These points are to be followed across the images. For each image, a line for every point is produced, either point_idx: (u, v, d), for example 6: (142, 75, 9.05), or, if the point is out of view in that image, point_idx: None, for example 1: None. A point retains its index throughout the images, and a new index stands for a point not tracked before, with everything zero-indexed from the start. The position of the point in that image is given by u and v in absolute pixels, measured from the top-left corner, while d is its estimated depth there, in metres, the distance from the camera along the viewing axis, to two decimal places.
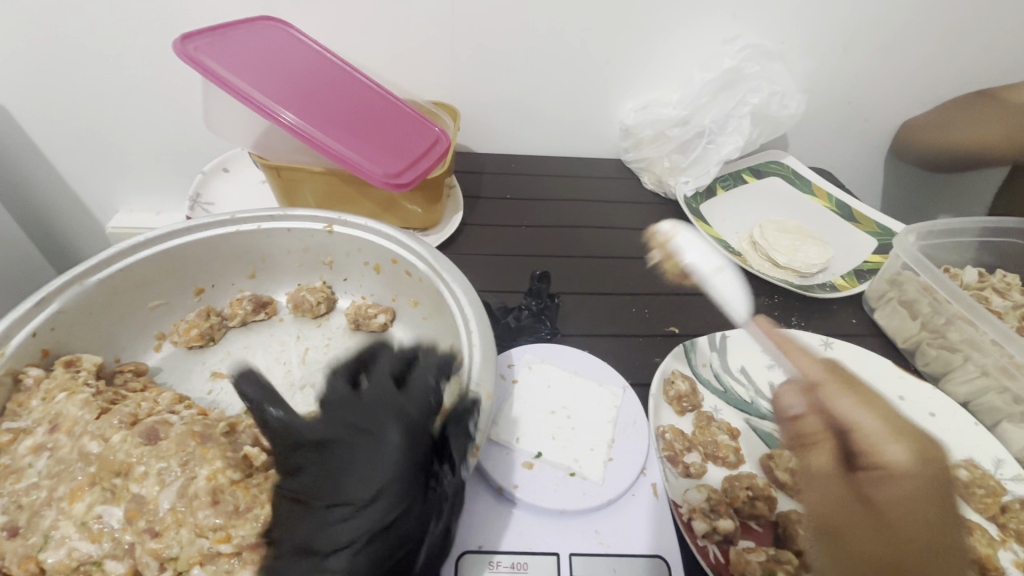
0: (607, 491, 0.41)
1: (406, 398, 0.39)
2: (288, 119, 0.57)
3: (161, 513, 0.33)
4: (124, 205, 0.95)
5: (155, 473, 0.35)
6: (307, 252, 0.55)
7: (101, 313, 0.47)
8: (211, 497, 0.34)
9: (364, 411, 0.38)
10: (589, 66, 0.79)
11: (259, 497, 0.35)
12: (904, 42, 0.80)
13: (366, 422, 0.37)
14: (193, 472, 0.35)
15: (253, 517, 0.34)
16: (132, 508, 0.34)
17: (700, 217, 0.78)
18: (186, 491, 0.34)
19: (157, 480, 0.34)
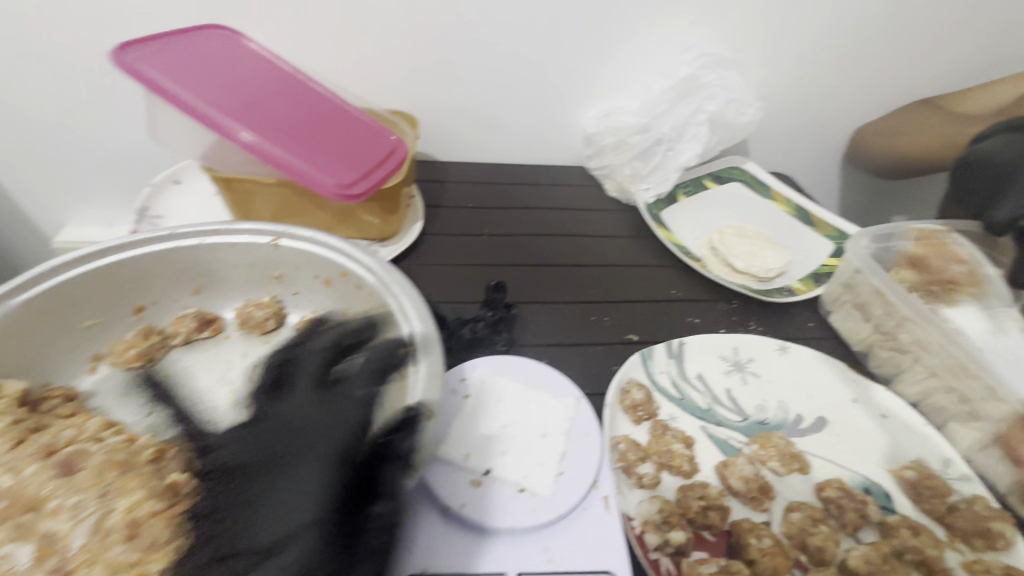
0: (556, 507, 0.40)
1: (331, 413, 0.39)
2: (248, 138, 0.56)
3: (71, 551, 0.32)
4: (74, 219, 0.91)
5: (68, 508, 0.33)
6: (254, 266, 0.54)
7: (28, 336, 0.45)
8: (127, 532, 0.33)
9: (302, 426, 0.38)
10: (549, 74, 0.79)
11: (180, 528, 0.33)
12: (856, 50, 0.82)
13: (281, 445, 0.37)
14: (109, 505, 0.34)
15: (172, 549, 0.32)
16: (42, 546, 0.32)
17: (661, 223, 0.79)
18: (100, 525, 0.33)
19: (69, 515, 0.33)
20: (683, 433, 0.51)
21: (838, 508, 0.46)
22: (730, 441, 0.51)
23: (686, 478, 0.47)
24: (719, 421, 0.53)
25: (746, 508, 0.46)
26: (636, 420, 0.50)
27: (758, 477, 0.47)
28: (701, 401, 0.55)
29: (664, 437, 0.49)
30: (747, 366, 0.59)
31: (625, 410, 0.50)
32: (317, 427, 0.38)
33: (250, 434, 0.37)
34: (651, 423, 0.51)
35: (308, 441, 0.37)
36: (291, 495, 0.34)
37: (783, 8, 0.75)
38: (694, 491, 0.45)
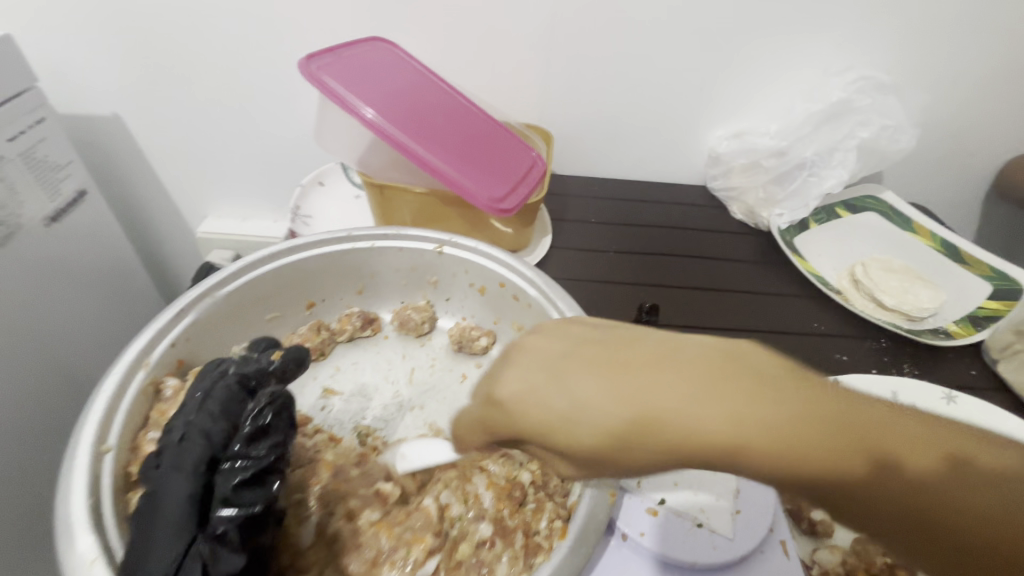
0: (737, 547, 0.39)
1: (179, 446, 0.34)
2: (371, 116, 0.58)
3: (305, 549, 0.37)
4: (214, 211, 0.98)
5: (295, 510, 0.39)
6: (414, 270, 0.56)
7: (226, 324, 0.48)
8: (355, 539, 0.38)
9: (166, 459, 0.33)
10: (685, 90, 0.78)
11: (401, 538, 0.38)
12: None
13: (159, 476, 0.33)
14: (332, 509, 0.39)
15: (397, 560, 0.37)
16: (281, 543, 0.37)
17: (796, 251, 0.75)
18: (326, 530, 0.38)
19: (297, 517, 0.39)
20: None
21: None
22: None
23: None
24: None
25: None
26: None
27: None
28: None
29: None
30: None
31: None
32: (182, 446, 0.34)
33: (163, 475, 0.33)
34: None
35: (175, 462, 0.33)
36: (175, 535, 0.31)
37: (945, 31, 0.71)
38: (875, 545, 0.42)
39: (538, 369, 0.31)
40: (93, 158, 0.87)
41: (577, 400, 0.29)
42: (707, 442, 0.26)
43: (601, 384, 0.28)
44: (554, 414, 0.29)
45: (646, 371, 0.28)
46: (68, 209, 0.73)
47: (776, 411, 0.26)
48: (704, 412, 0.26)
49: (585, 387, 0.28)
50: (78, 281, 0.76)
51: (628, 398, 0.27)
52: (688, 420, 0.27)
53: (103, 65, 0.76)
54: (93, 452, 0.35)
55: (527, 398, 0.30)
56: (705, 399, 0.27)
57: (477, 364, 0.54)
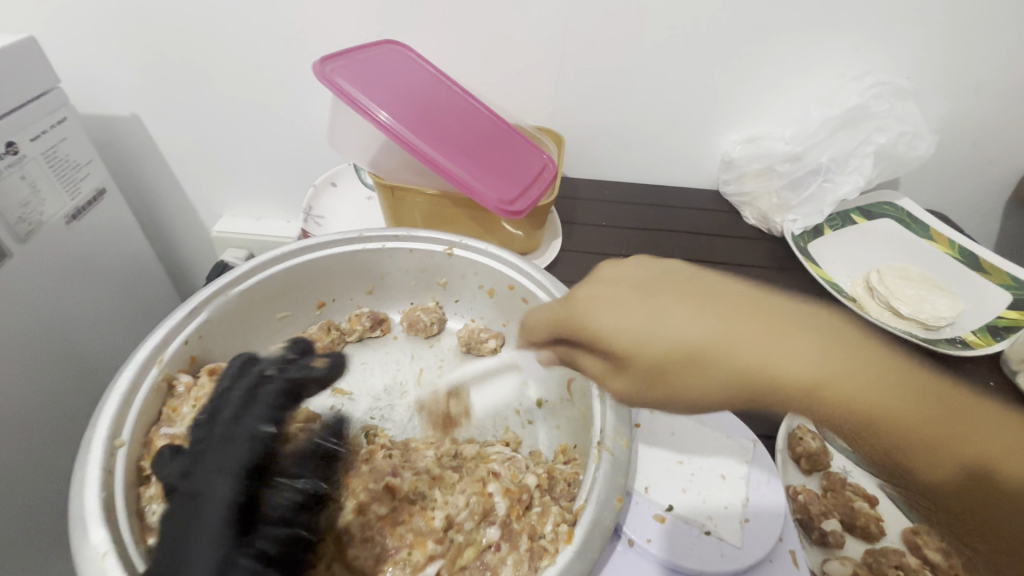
0: (747, 556, 0.38)
1: (225, 448, 0.36)
2: (385, 119, 0.58)
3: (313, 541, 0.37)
4: (228, 211, 0.99)
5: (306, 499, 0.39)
6: (424, 272, 0.56)
7: (238, 323, 0.49)
8: (364, 534, 0.38)
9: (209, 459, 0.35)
10: (698, 95, 0.77)
11: (405, 539, 0.38)
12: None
13: (201, 474, 0.34)
14: (341, 502, 0.39)
15: (402, 560, 0.37)
16: None
17: (809, 257, 0.75)
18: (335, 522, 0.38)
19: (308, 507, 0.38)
20: (864, 489, 0.47)
21: None
22: None
23: (870, 540, 0.43)
24: None
25: None
26: (807, 471, 0.47)
27: None
28: None
29: (845, 493, 0.45)
30: None
31: (796, 460, 0.47)
32: (213, 451, 0.36)
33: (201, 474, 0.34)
34: (825, 476, 0.47)
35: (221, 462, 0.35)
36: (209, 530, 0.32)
37: (966, 36, 0.69)
38: (887, 557, 0.41)
39: (625, 292, 0.32)
40: (112, 157, 0.89)
41: (654, 319, 0.30)
42: (772, 384, 0.27)
43: (685, 310, 0.29)
44: (629, 329, 0.30)
45: (739, 309, 0.29)
46: (87, 207, 0.75)
47: (796, 350, 0.27)
48: (783, 351, 0.27)
49: (663, 311, 0.30)
50: (96, 278, 0.78)
51: (713, 326, 0.28)
52: (764, 358, 0.27)
53: (123, 66, 0.78)
54: (108, 446, 0.35)
55: (602, 314, 0.32)
56: (790, 339, 0.27)
57: (485, 366, 0.54)
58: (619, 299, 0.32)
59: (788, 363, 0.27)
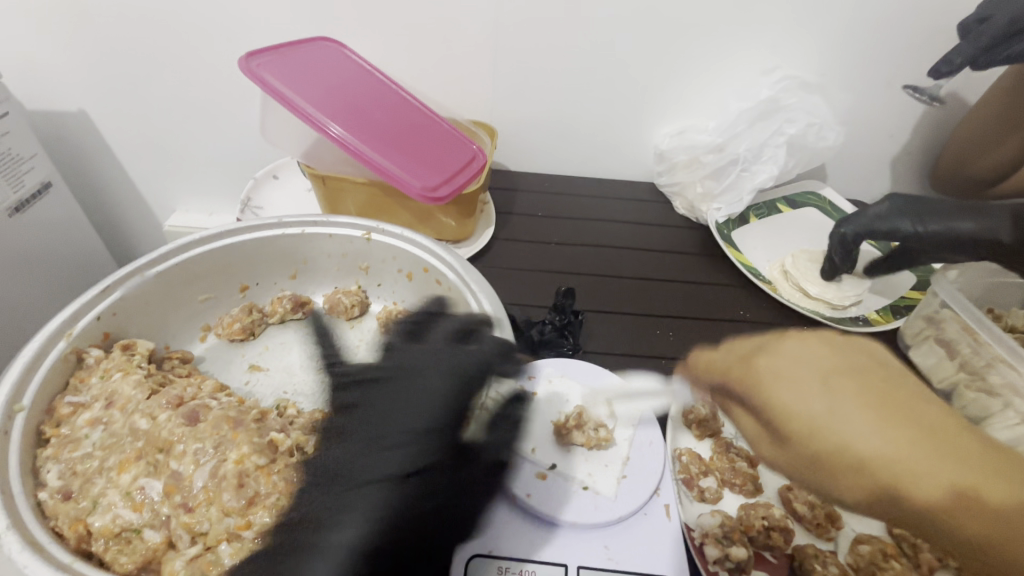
0: (618, 508, 0.42)
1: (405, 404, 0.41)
2: (311, 112, 0.61)
3: (195, 490, 0.37)
4: (181, 206, 1.01)
5: (192, 453, 0.38)
6: (345, 257, 0.59)
7: (156, 302, 0.51)
8: (237, 480, 0.37)
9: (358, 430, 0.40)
10: (625, 91, 0.81)
11: (279, 484, 0.38)
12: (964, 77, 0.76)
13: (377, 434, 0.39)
14: (224, 454, 0.38)
15: (271, 502, 0.37)
16: (171, 483, 0.37)
17: (731, 243, 0.79)
18: (217, 472, 0.37)
19: (192, 459, 0.38)
20: (748, 451, 0.49)
21: (915, 547, 0.43)
22: None
23: (748, 497, 0.47)
24: None
25: (809, 534, 0.45)
26: (699, 435, 0.50)
27: (826, 505, 0.45)
28: None
29: (728, 454, 0.48)
30: None
31: (687, 425, 0.50)
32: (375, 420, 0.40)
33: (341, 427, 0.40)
34: (714, 440, 0.49)
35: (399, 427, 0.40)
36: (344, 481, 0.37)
37: (872, 33, 0.74)
38: (757, 510, 0.44)
39: (835, 378, 0.30)
40: (62, 152, 0.91)
41: (835, 417, 0.29)
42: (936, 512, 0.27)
43: (874, 419, 0.28)
44: (782, 394, 0.31)
45: (933, 427, 0.28)
46: (32, 201, 0.76)
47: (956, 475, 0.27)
48: (957, 476, 0.27)
49: (843, 412, 0.29)
50: (43, 270, 0.80)
51: (893, 445, 0.28)
52: (930, 486, 0.27)
53: (68, 63, 0.79)
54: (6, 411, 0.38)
55: (791, 388, 0.31)
56: (969, 472, 0.27)
57: None
58: (830, 365, 0.31)
59: (945, 482, 0.27)
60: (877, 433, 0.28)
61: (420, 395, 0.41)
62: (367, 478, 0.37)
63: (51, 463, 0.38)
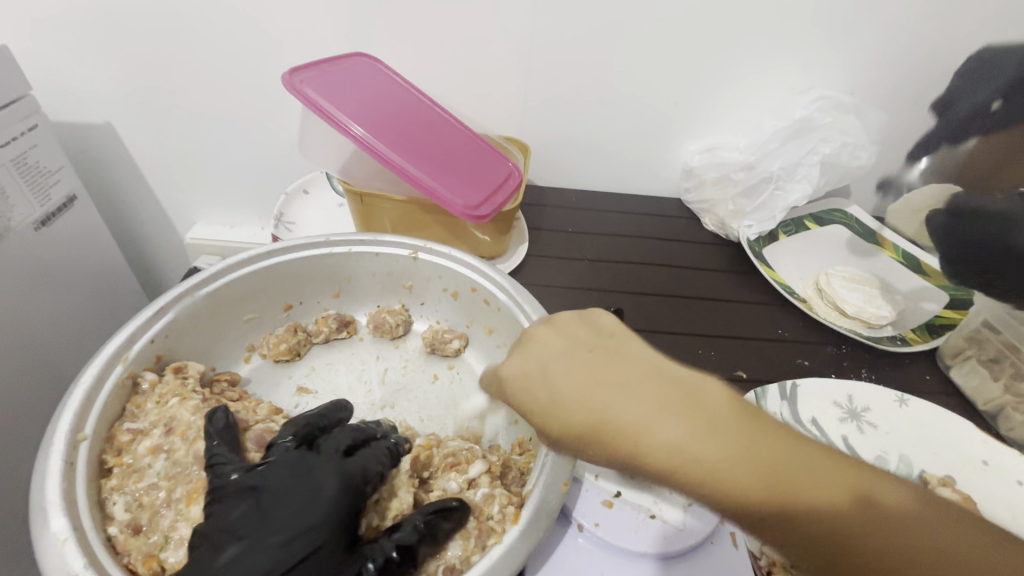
0: (687, 537, 0.41)
1: (320, 458, 0.41)
2: (357, 132, 0.60)
3: None
4: (202, 218, 1.00)
5: None
6: (390, 275, 0.58)
7: (204, 324, 0.51)
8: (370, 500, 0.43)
9: (296, 473, 0.40)
10: (658, 108, 0.81)
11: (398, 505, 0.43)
12: None
13: (293, 478, 0.39)
14: None
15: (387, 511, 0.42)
16: None
17: (764, 260, 0.79)
18: None
19: None
20: None
21: None
22: None
23: None
24: None
25: None
26: None
27: None
28: None
29: None
30: (862, 415, 0.57)
31: None
32: (287, 473, 0.39)
33: (303, 461, 0.40)
34: None
35: (298, 483, 0.39)
36: (267, 520, 0.37)
37: (903, 56, 0.75)
38: None
39: (551, 374, 0.37)
40: (84, 165, 0.90)
41: (575, 387, 0.35)
42: (673, 448, 0.31)
43: (612, 391, 0.34)
44: (546, 399, 0.36)
45: (669, 398, 0.33)
46: (57, 214, 0.75)
47: (670, 428, 0.32)
48: (687, 443, 0.31)
49: (576, 382, 0.35)
50: (68, 285, 0.79)
51: (610, 408, 0.34)
52: (638, 423, 0.32)
53: (95, 75, 0.78)
54: (70, 440, 0.39)
55: (547, 388, 0.37)
56: (699, 438, 0.31)
57: (449, 365, 0.57)
58: (541, 359, 0.38)
59: (660, 435, 0.32)
60: (598, 394, 0.34)
61: (284, 474, 0.39)
62: (278, 486, 0.38)
63: (116, 495, 0.40)
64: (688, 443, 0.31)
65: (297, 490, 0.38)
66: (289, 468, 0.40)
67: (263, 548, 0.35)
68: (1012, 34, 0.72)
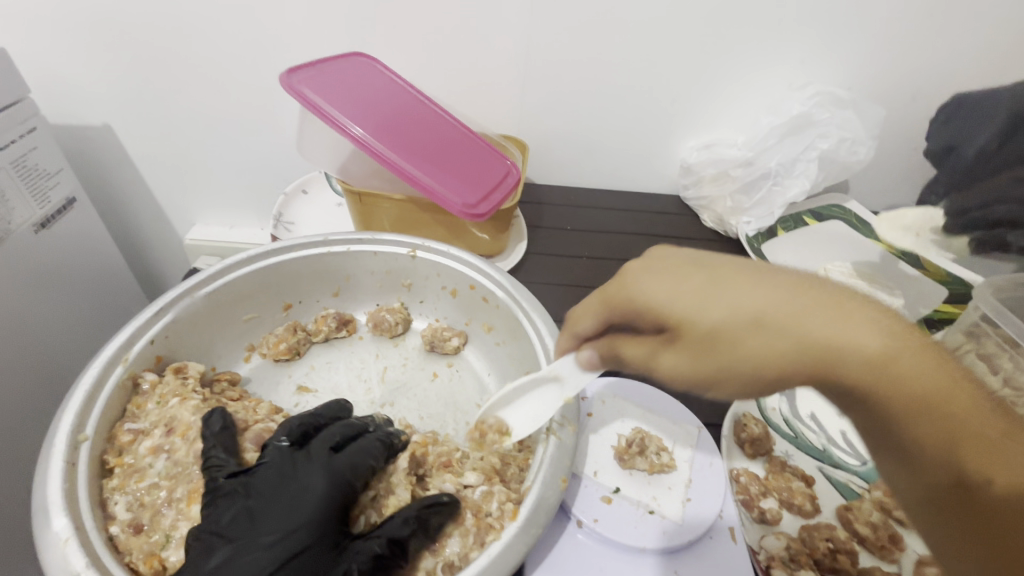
0: (686, 532, 0.42)
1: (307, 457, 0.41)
2: (356, 131, 0.60)
3: None
4: (201, 219, 1.00)
5: None
6: (389, 274, 0.58)
7: (204, 324, 0.51)
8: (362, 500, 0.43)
9: (284, 474, 0.40)
10: (656, 105, 0.81)
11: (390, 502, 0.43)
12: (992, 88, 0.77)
13: (279, 480, 0.40)
14: None
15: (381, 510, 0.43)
16: None
17: (762, 257, 0.80)
18: None
19: None
20: (802, 471, 0.50)
21: None
22: (848, 483, 0.50)
23: (806, 518, 0.46)
24: (837, 463, 0.52)
25: (872, 556, 0.45)
26: (752, 455, 0.49)
27: (886, 526, 0.45)
28: (817, 441, 0.53)
29: (784, 474, 0.48)
30: None
31: (740, 445, 0.50)
32: (274, 475, 0.40)
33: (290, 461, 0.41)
34: (767, 459, 0.50)
35: (284, 483, 0.40)
36: (256, 522, 0.37)
37: (901, 50, 0.74)
38: (819, 531, 0.44)
39: (693, 269, 0.32)
40: (84, 168, 0.90)
41: (722, 288, 0.31)
42: (847, 345, 0.27)
43: (772, 288, 0.30)
44: (688, 292, 0.31)
45: (842, 305, 0.29)
46: (56, 216, 0.75)
47: (854, 329, 0.28)
48: (871, 343, 0.27)
49: (720, 285, 0.31)
50: (68, 286, 0.79)
51: (771, 301, 0.29)
52: (816, 323, 0.28)
53: (93, 78, 0.79)
54: (72, 441, 0.39)
55: (679, 290, 0.32)
56: (886, 340, 0.28)
57: (448, 363, 0.57)
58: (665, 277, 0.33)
59: (848, 336, 0.28)
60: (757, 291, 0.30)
61: (270, 475, 0.40)
62: (265, 487, 0.39)
63: (117, 495, 0.40)
64: (876, 343, 0.27)
65: (272, 498, 0.38)
66: (277, 469, 0.40)
67: (251, 551, 0.36)
68: (1009, 27, 0.72)
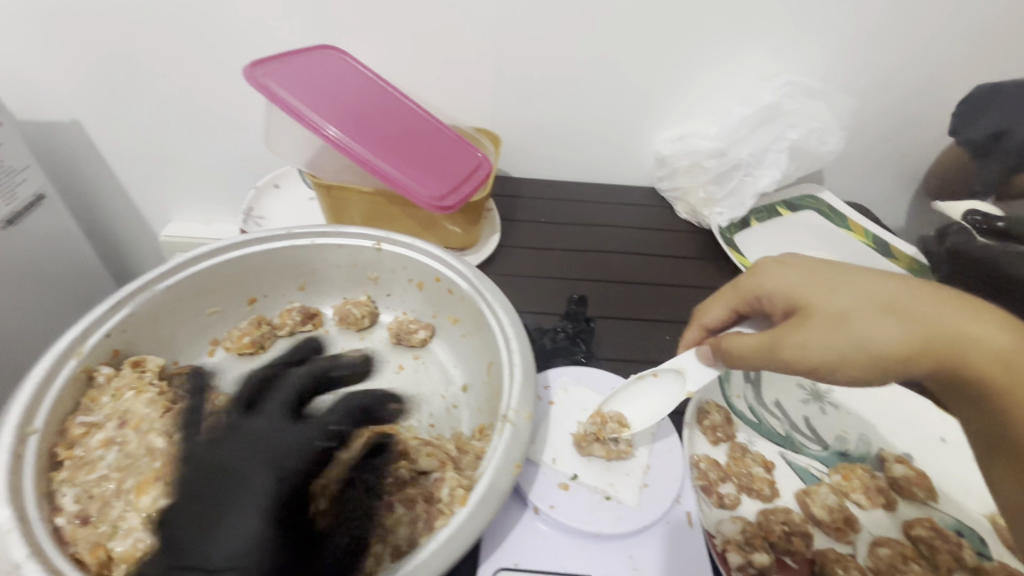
0: (641, 517, 0.42)
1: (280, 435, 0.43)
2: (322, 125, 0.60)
3: None
4: (177, 215, 1.00)
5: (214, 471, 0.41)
6: (355, 267, 0.58)
7: (165, 318, 0.51)
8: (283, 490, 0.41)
9: (248, 455, 0.41)
10: (628, 98, 0.81)
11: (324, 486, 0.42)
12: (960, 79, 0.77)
13: (244, 462, 0.40)
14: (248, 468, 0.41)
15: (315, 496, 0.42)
16: None
17: (734, 247, 0.80)
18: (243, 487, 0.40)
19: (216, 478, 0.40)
20: (762, 457, 0.51)
21: (930, 548, 0.45)
22: (809, 469, 0.51)
23: (766, 502, 0.47)
24: (799, 448, 0.52)
25: (827, 538, 0.46)
26: (714, 440, 0.50)
27: (842, 508, 0.47)
28: (780, 427, 0.54)
29: (744, 460, 0.49)
30: (825, 396, 0.57)
31: (703, 430, 0.50)
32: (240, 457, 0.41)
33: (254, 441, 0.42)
34: (729, 445, 0.50)
35: (249, 466, 0.40)
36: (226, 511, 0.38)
37: (870, 40, 0.75)
38: (776, 515, 0.45)
39: (824, 267, 0.43)
40: (56, 165, 0.89)
41: (843, 287, 0.41)
42: (949, 328, 0.38)
43: (884, 286, 0.41)
44: (819, 282, 0.42)
45: (924, 301, 0.40)
46: (25, 213, 0.74)
47: (953, 318, 0.39)
48: (976, 330, 0.38)
49: (850, 285, 0.41)
50: (38, 283, 0.78)
51: (897, 296, 0.40)
52: (945, 318, 0.39)
53: (62, 74, 0.78)
54: (18, 433, 0.39)
55: (818, 284, 0.42)
56: (972, 326, 0.38)
57: (414, 355, 0.57)
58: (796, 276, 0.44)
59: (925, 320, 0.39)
60: (859, 289, 0.41)
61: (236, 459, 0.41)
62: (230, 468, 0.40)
63: (66, 487, 0.40)
64: (960, 329, 0.38)
65: (258, 486, 0.39)
66: (248, 450, 0.41)
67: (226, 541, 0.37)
68: (974, 16, 0.72)
